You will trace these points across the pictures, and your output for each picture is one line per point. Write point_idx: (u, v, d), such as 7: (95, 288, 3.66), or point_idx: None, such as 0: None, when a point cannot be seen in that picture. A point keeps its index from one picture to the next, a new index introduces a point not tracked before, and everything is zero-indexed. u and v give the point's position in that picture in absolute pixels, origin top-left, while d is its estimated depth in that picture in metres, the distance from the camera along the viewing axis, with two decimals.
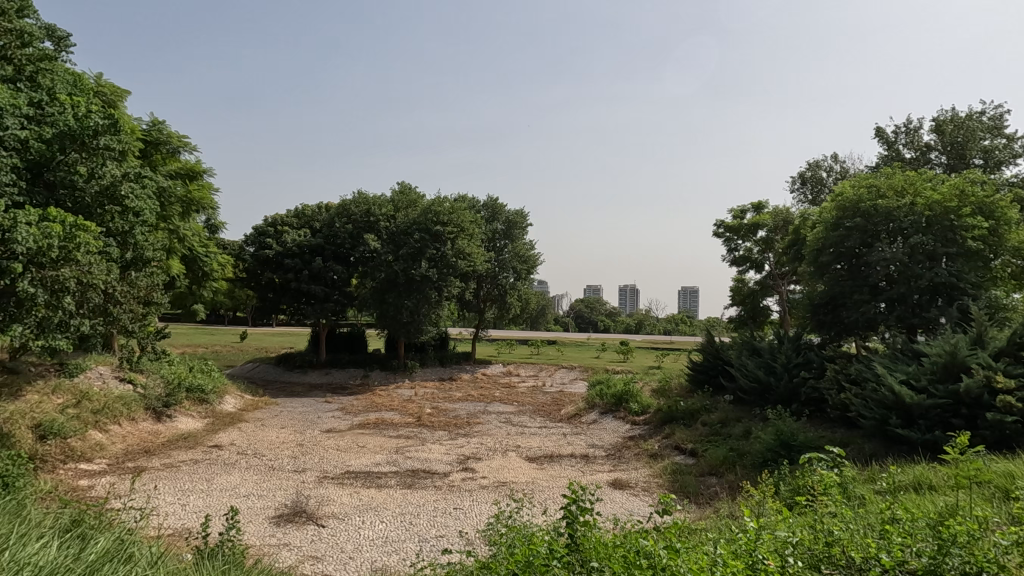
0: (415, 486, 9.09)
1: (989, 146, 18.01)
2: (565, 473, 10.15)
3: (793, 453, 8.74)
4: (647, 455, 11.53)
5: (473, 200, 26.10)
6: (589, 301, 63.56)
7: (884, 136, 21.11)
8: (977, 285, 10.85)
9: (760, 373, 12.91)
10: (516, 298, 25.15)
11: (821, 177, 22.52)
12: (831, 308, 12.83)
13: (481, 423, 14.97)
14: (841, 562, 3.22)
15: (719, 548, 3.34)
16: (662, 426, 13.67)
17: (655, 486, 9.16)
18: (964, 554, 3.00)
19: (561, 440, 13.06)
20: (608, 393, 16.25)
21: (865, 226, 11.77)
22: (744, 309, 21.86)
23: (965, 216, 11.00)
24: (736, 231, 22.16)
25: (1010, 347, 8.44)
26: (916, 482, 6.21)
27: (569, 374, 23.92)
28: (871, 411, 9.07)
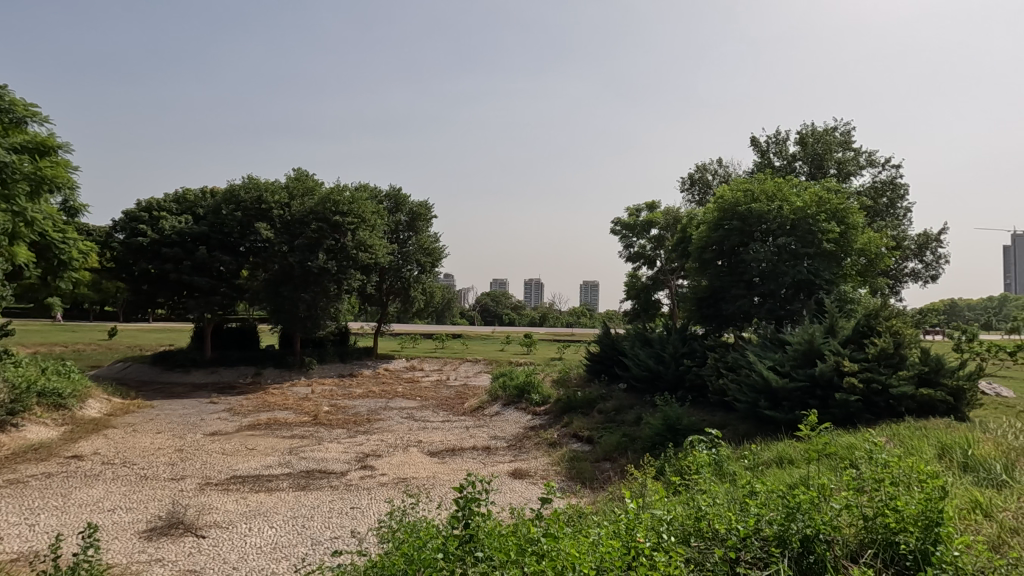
0: (309, 487, 8.70)
1: (842, 159, 20.38)
2: (466, 465, 10.19)
3: (677, 436, 9.44)
4: (546, 444, 11.90)
5: (376, 189, 25.30)
6: (496, 295, 63.97)
7: (759, 145, 23.12)
8: (831, 281, 12.27)
9: (651, 362, 13.75)
10: (420, 291, 24.78)
11: (707, 180, 24.30)
12: (712, 302, 13.94)
13: (381, 419, 14.62)
14: (707, 534, 3.49)
15: (601, 530, 3.48)
16: (561, 414, 14.14)
17: (553, 473, 9.47)
18: (807, 519, 3.38)
19: (463, 433, 13.09)
20: (511, 385, 16.56)
21: (742, 227, 12.91)
22: (638, 303, 23.19)
23: (822, 220, 12.42)
24: (631, 229, 23.39)
25: (855, 334, 9.62)
26: (779, 459, 6.91)
27: (474, 367, 24.02)
28: (744, 395, 10.01)
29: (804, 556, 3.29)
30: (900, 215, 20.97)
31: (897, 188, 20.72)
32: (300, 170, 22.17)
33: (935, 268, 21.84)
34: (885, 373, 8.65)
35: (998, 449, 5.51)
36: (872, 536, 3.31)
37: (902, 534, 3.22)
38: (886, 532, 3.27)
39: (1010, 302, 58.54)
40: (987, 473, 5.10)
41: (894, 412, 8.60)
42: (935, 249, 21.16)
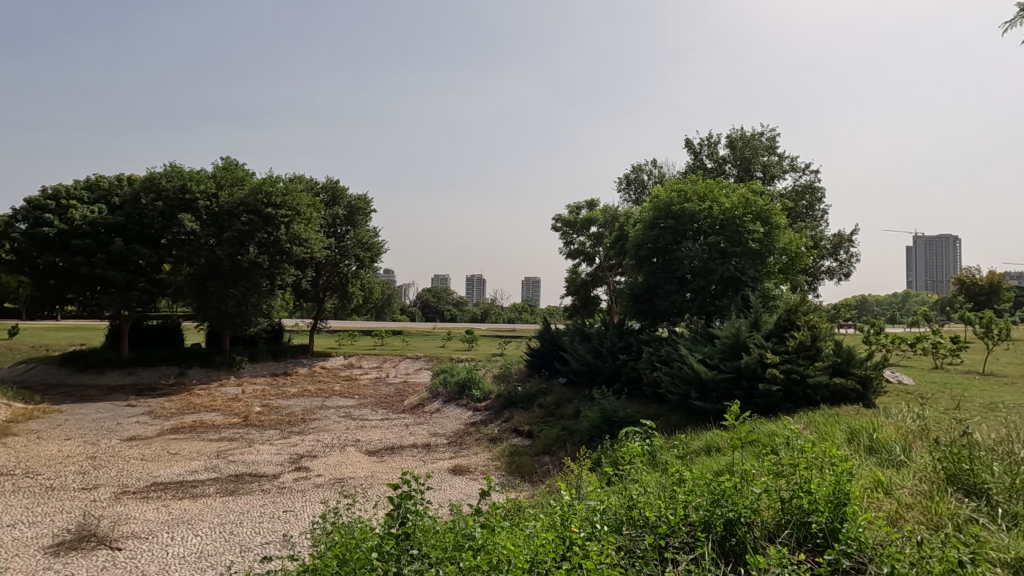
0: (238, 492, 8.30)
1: (767, 163, 21.57)
2: (406, 463, 10.05)
3: (614, 428, 9.72)
4: (487, 440, 11.93)
5: (312, 181, 24.40)
6: (437, 291, 63.29)
7: (692, 147, 24.05)
8: (756, 278, 12.98)
9: (590, 356, 14.10)
10: (359, 287, 24.17)
11: (643, 180, 25.07)
12: (647, 298, 14.42)
13: (317, 419, 14.16)
14: (638, 522, 3.62)
15: (538, 523, 3.53)
16: (502, 410, 14.21)
17: (494, 469, 9.51)
18: (730, 504, 3.57)
19: (403, 431, 12.90)
20: (452, 381, 16.48)
21: (675, 226, 13.42)
22: (578, 298, 23.65)
23: (748, 221, 13.11)
24: (572, 226, 23.79)
25: (777, 328, 10.22)
26: (708, 448, 7.26)
27: (414, 364, 23.70)
28: (677, 387, 10.44)
29: (727, 538, 3.47)
30: (818, 217, 22.44)
31: (815, 192, 22.15)
32: (228, 158, 21.05)
33: (848, 266, 23.54)
34: (803, 364, 9.26)
35: (898, 432, 6.02)
36: (788, 517, 3.53)
37: (814, 513, 3.46)
38: (799, 513, 3.50)
39: (912, 298, 64.03)
40: (889, 455, 5.57)
41: (811, 400, 9.22)
42: (848, 249, 22.80)
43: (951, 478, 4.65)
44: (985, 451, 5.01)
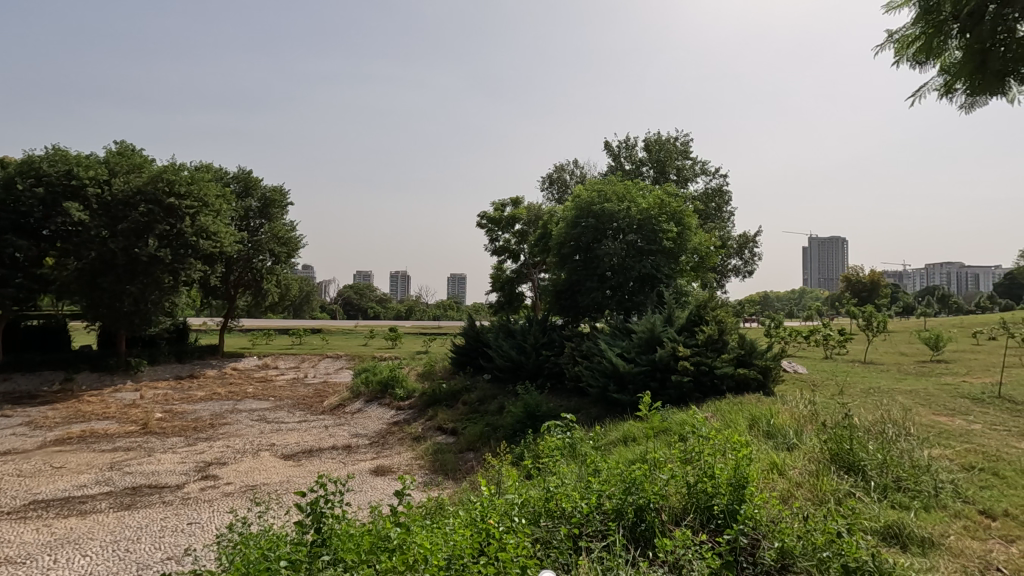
0: (136, 505, 7.65)
1: (681, 166, 22.73)
2: (325, 466, 9.70)
3: (536, 423, 9.91)
4: (410, 439, 11.74)
5: (221, 170, 22.88)
6: (358, 288, 61.31)
7: (611, 148, 24.86)
8: (670, 276, 13.66)
9: (514, 352, 14.28)
10: (273, 283, 22.97)
11: (565, 179, 25.62)
12: (570, 294, 14.80)
13: (227, 424, 13.32)
14: (555, 513, 3.71)
15: (457, 519, 3.52)
16: (425, 408, 14.06)
17: (416, 468, 9.39)
18: (640, 492, 3.73)
19: (322, 433, 12.43)
20: (374, 380, 16.08)
21: (596, 225, 13.83)
22: (503, 295, 23.81)
23: (663, 221, 13.76)
24: (496, 223, 23.90)
25: (688, 323, 10.83)
26: (624, 438, 7.56)
27: (334, 363, 22.89)
28: (596, 380, 10.81)
29: (637, 524, 3.62)
30: (726, 218, 23.94)
31: (723, 195, 23.61)
32: (122, 143, 19.25)
33: (752, 264, 25.30)
34: (711, 356, 9.87)
35: (791, 417, 6.57)
36: (693, 501, 3.75)
37: (716, 496, 3.69)
38: (703, 496, 3.72)
39: (807, 294, 69.97)
40: (783, 438, 6.05)
41: (718, 389, 9.86)
42: (751, 249, 24.49)
43: (834, 457, 5.15)
44: (862, 432, 5.58)
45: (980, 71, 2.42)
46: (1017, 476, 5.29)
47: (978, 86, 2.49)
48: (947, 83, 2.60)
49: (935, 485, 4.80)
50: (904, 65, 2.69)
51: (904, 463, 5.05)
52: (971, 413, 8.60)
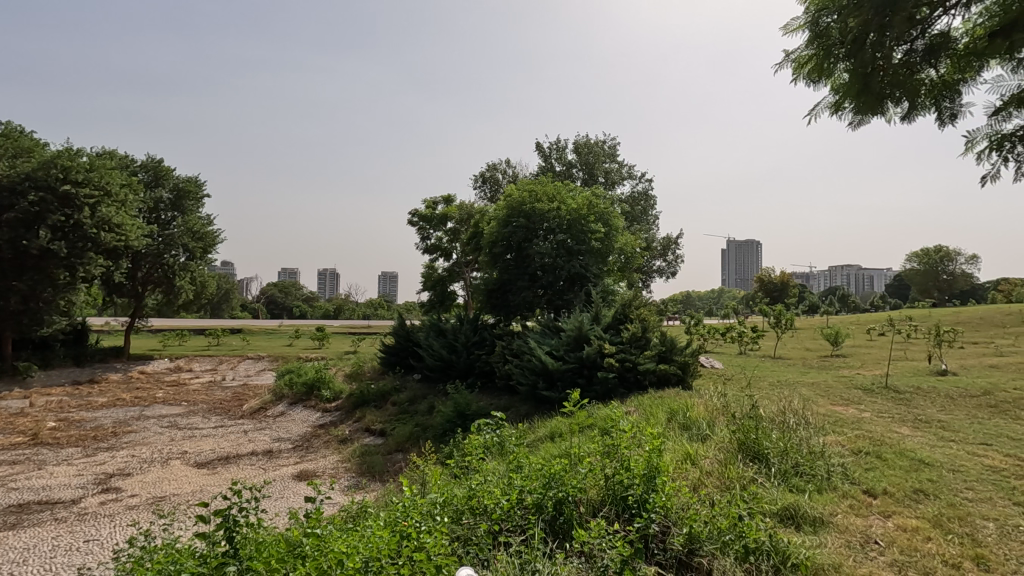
0: (21, 525, 6.92)
1: (608, 169, 23.42)
2: (243, 473, 9.22)
3: (466, 421, 9.90)
4: (336, 441, 11.38)
5: (127, 158, 21.16)
6: (284, 286, 58.75)
7: (542, 149, 25.20)
8: (598, 275, 14.04)
9: (444, 352, 14.19)
10: (187, 281, 21.49)
11: (497, 178, 25.71)
12: (501, 293, 14.91)
13: (133, 432, 12.34)
14: (476, 510, 3.72)
15: (377, 522, 3.45)
16: (353, 409, 13.68)
17: (343, 471, 9.13)
18: (559, 486, 3.82)
19: (240, 438, 11.79)
20: (298, 382, 15.45)
21: (527, 225, 13.98)
22: (434, 294, 23.56)
23: (591, 222, 14.08)
24: (428, 221, 23.61)
25: (614, 320, 11.20)
26: (550, 435, 7.72)
27: (256, 364, 21.80)
28: (526, 378, 10.99)
29: (556, 517, 3.70)
30: (651, 221, 24.90)
31: (649, 199, 24.55)
32: (8, 124, 17.35)
33: (675, 265, 26.44)
34: (635, 353, 10.28)
35: (706, 410, 6.96)
36: (610, 493, 3.87)
37: (631, 487, 3.84)
38: (619, 488, 3.86)
39: (725, 294, 74.21)
40: (698, 430, 6.39)
41: (640, 385, 10.28)
42: (675, 250, 25.61)
43: (741, 446, 5.50)
44: (767, 421, 6.02)
45: (864, 91, 2.65)
46: (896, 458, 5.89)
47: (862, 104, 2.75)
48: (837, 101, 2.84)
49: (828, 469, 5.25)
50: (800, 83, 2.93)
51: (802, 450, 5.49)
52: (862, 403, 9.43)
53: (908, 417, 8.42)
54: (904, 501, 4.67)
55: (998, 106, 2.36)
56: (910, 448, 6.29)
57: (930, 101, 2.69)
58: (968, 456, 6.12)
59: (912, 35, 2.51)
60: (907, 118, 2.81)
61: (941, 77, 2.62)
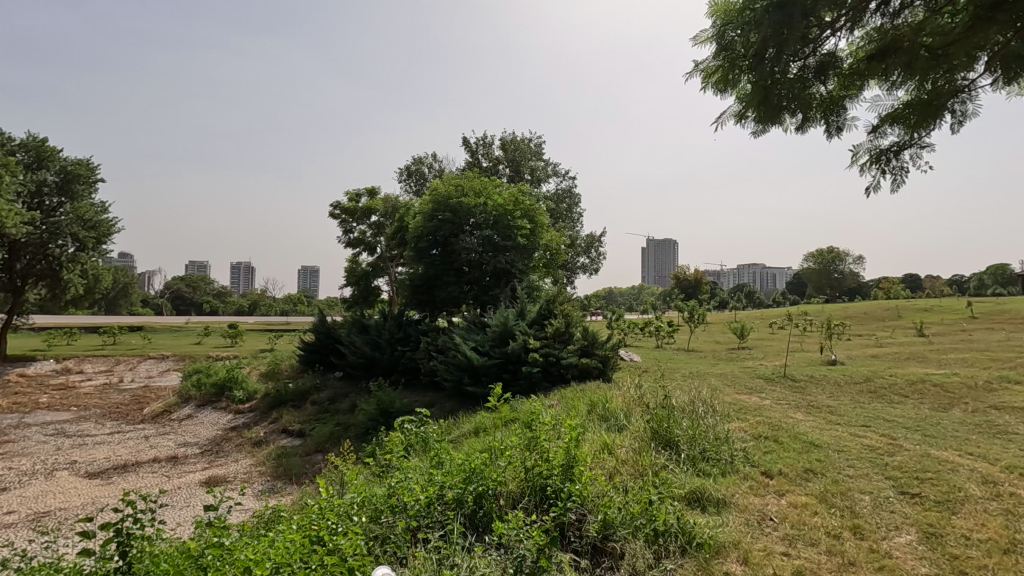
0: None
1: (534, 166, 23.74)
2: (144, 482, 8.53)
3: (390, 419, 9.70)
4: (249, 444, 10.79)
5: (2, 136, 18.88)
6: (192, 280, 54.83)
7: (469, 144, 25.10)
8: (524, 271, 14.21)
9: (367, 349, 13.82)
10: (77, 273, 19.51)
11: (423, 172, 25.35)
12: (426, 288, 14.75)
13: (10, 442, 11.05)
14: (395, 507, 3.67)
15: (289, 526, 3.31)
16: (269, 410, 13.03)
17: (257, 475, 8.68)
18: (480, 480, 3.85)
19: (140, 445, 10.88)
20: (207, 382, 14.49)
21: (453, 220, 13.89)
22: (357, 289, 22.87)
23: (517, 218, 14.23)
24: (351, 213, 22.88)
25: (539, 316, 11.37)
26: (475, 430, 7.75)
27: (159, 364, 20.21)
28: (451, 374, 10.95)
29: (476, 511, 3.71)
30: (576, 219, 25.53)
31: (573, 197, 25.13)
32: None
33: (598, 262, 27.28)
34: (559, 347, 10.52)
35: (623, 401, 7.25)
36: (529, 484, 3.95)
37: (550, 477, 3.94)
38: (538, 479, 3.94)
39: (645, 290, 77.47)
40: (615, 420, 6.65)
41: (563, 378, 10.53)
42: (598, 248, 26.40)
43: (655, 435, 5.78)
44: (678, 410, 6.38)
45: (764, 102, 2.84)
46: (791, 440, 6.43)
47: (762, 116, 2.94)
48: (741, 111, 3.03)
49: (731, 453, 5.64)
50: (708, 92, 3.07)
51: (709, 436, 5.86)
52: (764, 391, 10.20)
53: (802, 403, 9.21)
54: (796, 480, 5.11)
55: (877, 123, 2.61)
56: (802, 431, 6.89)
57: (821, 114, 2.93)
58: (850, 438, 6.80)
59: (805, 53, 2.74)
60: (801, 129, 3.04)
61: (829, 94, 2.88)
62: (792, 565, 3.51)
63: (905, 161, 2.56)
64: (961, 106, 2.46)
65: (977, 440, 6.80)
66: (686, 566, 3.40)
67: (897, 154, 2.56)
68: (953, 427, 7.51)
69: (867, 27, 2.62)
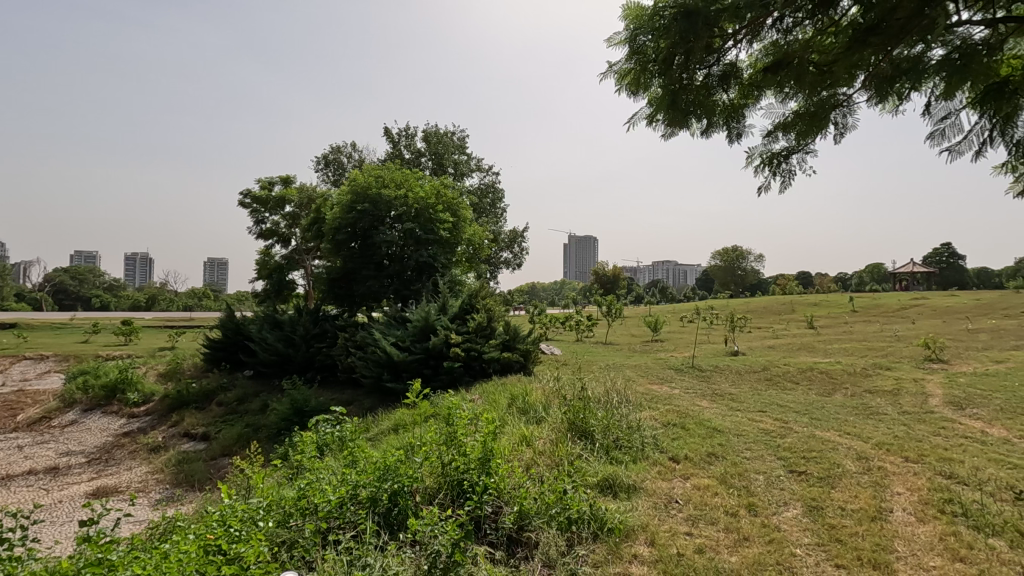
0: None
1: (457, 160, 23.56)
2: (16, 498, 7.61)
3: (304, 419, 9.29)
4: (145, 450, 9.93)
5: None
6: (77, 272, 49.63)
7: (391, 135, 24.48)
8: (446, 265, 14.07)
9: (280, 345, 13.15)
10: None
11: (342, 162, 24.44)
12: (345, 282, 14.23)
13: None
14: (305, 510, 3.52)
15: (185, 536, 3.07)
16: (169, 413, 12.07)
17: (153, 483, 8.01)
18: (395, 477, 3.78)
19: (12, 456, 9.70)
20: (96, 385, 13.17)
21: (373, 212, 13.50)
22: (270, 283, 21.67)
23: (439, 212, 14.06)
24: (263, 203, 21.63)
25: (461, 311, 11.30)
26: (394, 427, 7.59)
27: (38, 365, 18.14)
28: (370, 370, 10.67)
29: (390, 509, 3.63)
30: (499, 214, 25.64)
31: (497, 192, 25.21)
32: None
33: (521, 257, 27.58)
34: (481, 342, 10.53)
35: (543, 394, 7.39)
36: (446, 479, 3.93)
37: (467, 471, 3.94)
38: (455, 473, 3.93)
39: (566, 286, 79.47)
40: (534, 413, 6.76)
41: (485, 372, 10.56)
42: (521, 243, 26.69)
43: (571, 425, 5.95)
44: (594, 402, 6.59)
45: (671, 105, 2.96)
46: (696, 427, 6.84)
47: (669, 118, 3.07)
48: (650, 112, 3.13)
49: (642, 440, 5.92)
50: (621, 93, 3.15)
51: (622, 425, 6.11)
52: (674, 381, 10.78)
53: (707, 391, 9.84)
54: (699, 464, 5.45)
55: (771, 129, 2.82)
56: (706, 418, 7.36)
57: (722, 120, 3.11)
58: (749, 422, 7.35)
59: (710, 61, 2.89)
60: (705, 133, 3.21)
61: (730, 101, 3.07)
62: (693, 543, 3.74)
63: (793, 164, 2.79)
64: (841, 118, 2.73)
65: (855, 421, 7.57)
66: (597, 551, 3.55)
67: (786, 158, 2.78)
68: (835, 410, 8.32)
69: (764, 41, 2.79)
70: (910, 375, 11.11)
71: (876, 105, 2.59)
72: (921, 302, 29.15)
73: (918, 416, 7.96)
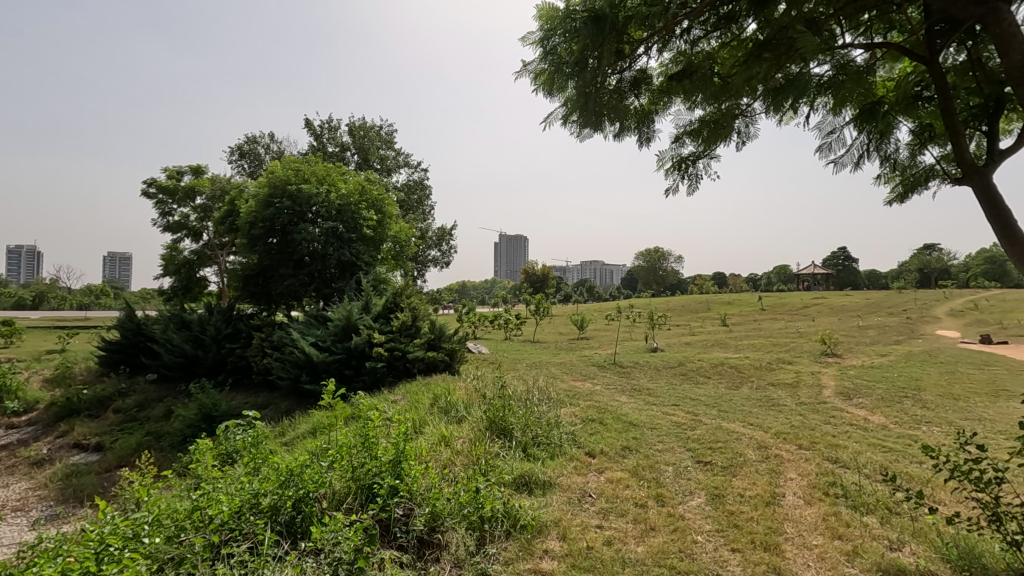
0: None
1: (384, 155, 22.95)
2: None
3: (212, 425, 8.70)
4: (25, 464, 8.93)
5: None
6: None
7: (314, 127, 23.47)
8: (370, 263, 13.67)
9: (187, 347, 12.27)
10: None
11: (258, 153, 23.17)
12: (261, 280, 13.48)
13: None
14: (197, 523, 3.27)
15: (53, 559, 2.75)
16: (55, 423, 10.92)
17: (34, 502, 7.21)
18: (300, 483, 3.61)
19: None
20: None
21: (292, 207, 12.87)
22: (177, 280, 20.17)
23: (363, 208, 13.63)
24: (169, 194, 20.10)
25: (385, 310, 11.03)
26: (311, 430, 7.28)
27: None
28: (287, 371, 10.18)
29: (294, 517, 3.46)
30: (427, 211, 25.26)
31: (424, 189, 24.83)
32: None
33: (449, 255, 27.35)
34: (404, 341, 10.34)
35: (465, 393, 7.35)
36: (354, 483, 3.79)
37: (377, 475, 3.82)
38: (364, 477, 3.80)
39: (496, 284, 79.74)
40: (455, 412, 6.70)
41: (409, 372, 10.36)
42: (449, 241, 26.43)
43: (490, 424, 5.94)
44: (515, 400, 6.61)
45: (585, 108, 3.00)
46: (614, 422, 7.06)
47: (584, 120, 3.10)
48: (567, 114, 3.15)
49: (560, 437, 6.02)
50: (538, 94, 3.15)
51: (541, 422, 6.19)
52: (596, 378, 11.06)
53: (626, 387, 10.20)
54: (614, 458, 5.62)
55: (679, 135, 2.93)
56: (623, 413, 7.61)
57: (634, 123, 3.19)
58: (663, 416, 7.67)
59: (621, 66, 2.95)
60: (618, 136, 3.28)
61: (641, 106, 3.15)
62: (602, 536, 3.84)
63: (699, 169, 2.92)
64: (741, 126, 2.87)
65: (758, 412, 8.10)
66: (509, 548, 3.56)
67: (693, 163, 2.90)
68: (741, 402, 8.86)
69: (672, 51, 2.86)
70: (807, 369, 12.06)
71: (771, 117, 2.76)
72: (819, 301, 31.78)
73: (813, 406, 8.65)
